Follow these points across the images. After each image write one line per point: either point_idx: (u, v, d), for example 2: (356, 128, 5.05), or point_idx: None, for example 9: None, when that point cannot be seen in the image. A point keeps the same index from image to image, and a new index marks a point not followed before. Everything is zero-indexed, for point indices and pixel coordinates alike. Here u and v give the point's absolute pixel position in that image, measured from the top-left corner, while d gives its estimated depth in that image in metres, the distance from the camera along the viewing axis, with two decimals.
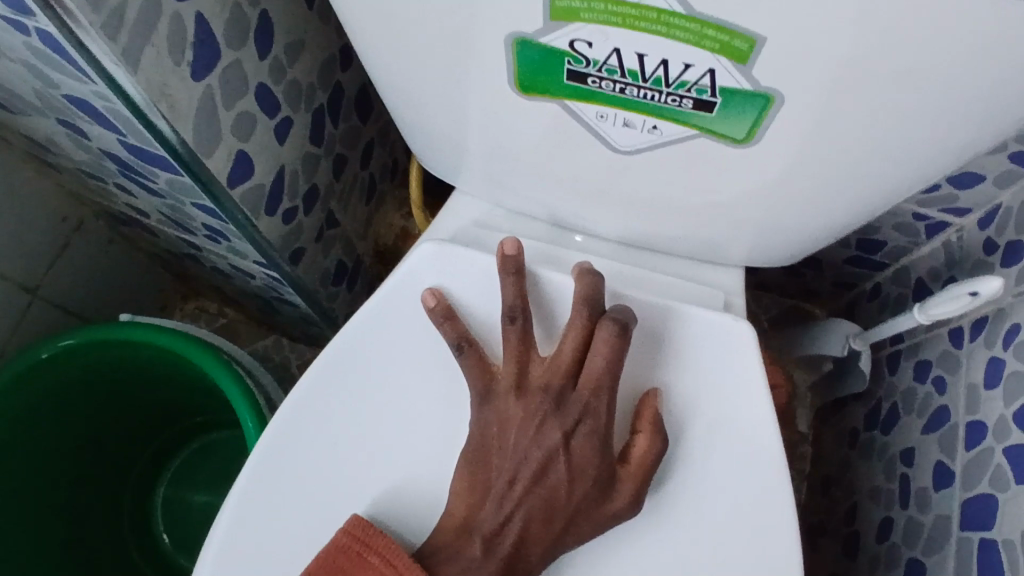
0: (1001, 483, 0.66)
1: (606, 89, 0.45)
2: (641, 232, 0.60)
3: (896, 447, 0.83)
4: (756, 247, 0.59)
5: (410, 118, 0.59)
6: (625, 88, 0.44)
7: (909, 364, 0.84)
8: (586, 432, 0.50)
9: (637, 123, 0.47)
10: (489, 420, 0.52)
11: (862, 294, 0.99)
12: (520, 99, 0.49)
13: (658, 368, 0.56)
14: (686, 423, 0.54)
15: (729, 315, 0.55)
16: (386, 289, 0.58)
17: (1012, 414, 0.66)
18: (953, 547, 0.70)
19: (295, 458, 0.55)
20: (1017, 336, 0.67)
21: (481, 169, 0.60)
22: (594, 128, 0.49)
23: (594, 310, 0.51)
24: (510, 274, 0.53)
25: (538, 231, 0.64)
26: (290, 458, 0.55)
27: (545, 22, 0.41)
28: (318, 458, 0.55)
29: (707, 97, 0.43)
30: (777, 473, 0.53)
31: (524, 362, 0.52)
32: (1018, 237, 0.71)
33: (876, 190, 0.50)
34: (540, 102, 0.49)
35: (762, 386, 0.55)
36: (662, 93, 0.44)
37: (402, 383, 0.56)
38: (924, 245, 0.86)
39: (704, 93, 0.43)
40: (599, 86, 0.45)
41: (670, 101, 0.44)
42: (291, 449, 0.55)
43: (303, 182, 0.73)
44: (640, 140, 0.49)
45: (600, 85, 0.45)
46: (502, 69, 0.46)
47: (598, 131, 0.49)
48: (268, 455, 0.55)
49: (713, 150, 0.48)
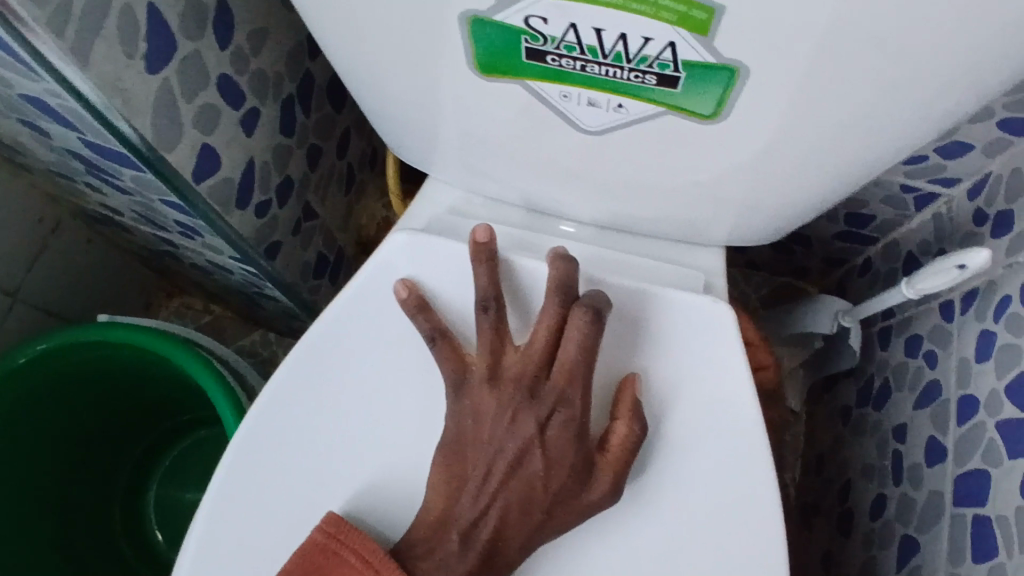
0: (994, 458, 0.64)
1: (566, 67, 0.43)
2: (617, 215, 0.59)
3: (888, 424, 0.82)
4: (736, 225, 0.58)
5: (377, 104, 0.57)
6: (586, 65, 0.43)
7: (900, 339, 0.83)
8: (561, 422, 0.49)
9: (602, 102, 0.46)
10: (464, 413, 0.51)
11: (852, 269, 0.97)
12: (482, 80, 0.47)
13: (636, 353, 0.54)
14: (666, 409, 0.53)
15: (708, 297, 0.54)
16: (357, 281, 0.56)
17: (1004, 387, 0.65)
18: (946, 523, 0.69)
19: (270, 457, 0.54)
20: (1008, 309, 0.66)
21: (452, 155, 0.59)
22: (559, 109, 0.48)
23: (567, 297, 0.50)
24: (483, 262, 0.52)
25: (513, 217, 0.62)
26: (264, 457, 0.54)
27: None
28: (292, 456, 0.54)
29: (670, 72, 0.42)
30: (760, 455, 0.52)
31: (498, 352, 0.51)
32: (1008, 207, 0.69)
33: (857, 163, 0.48)
34: (503, 82, 0.47)
35: (744, 368, 0.54)
36: (624, 70, 0.42)
37: (376, 377, 0.55)
38: (914, 217, 0.84)
39: (667, 68, 0.41)
40: (559, 64, 0.43)
41: (633, 78, 0.43)
42: (264, 448, 0.54)
43: (276, 175, 0.72)
44: (607, 120, 0.47)
45: (560, 63, 0.43)
46: (460, 47, 0.45)
47: (563, 111, 0.48)
48: (242, 456, 0.54)
49: (685, 128, 0.46)
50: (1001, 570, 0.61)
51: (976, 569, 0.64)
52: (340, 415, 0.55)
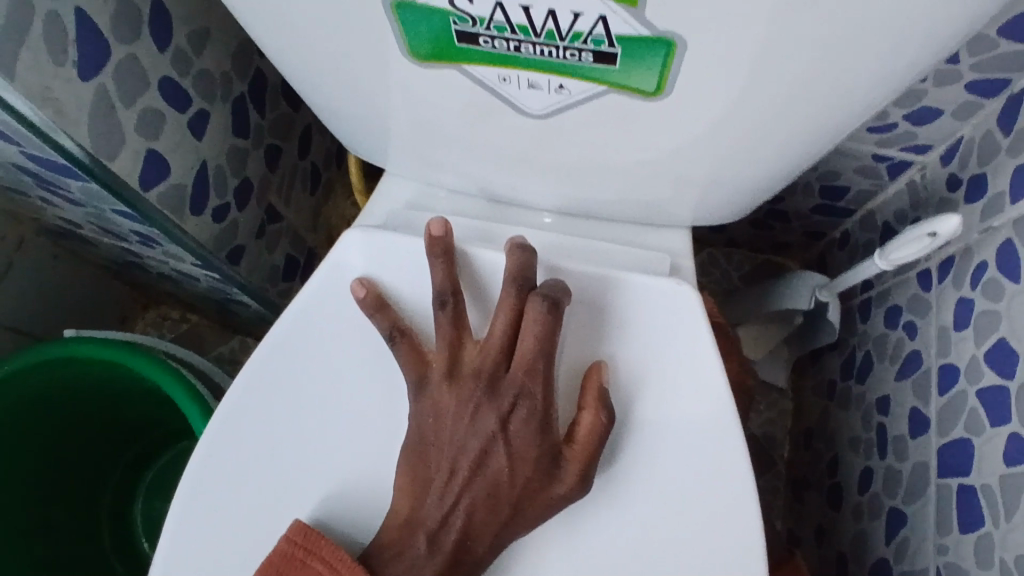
0: (977, 426, 0.63)
1: (500, 48, 0.42)
2: (577, 200, 0.58)
3: (872, 397, 0.81)
4: (697, 205, 0.57)
5: (323, 102, 0.56)
6: (519, 45, 0.41)
7: (880, 310, 0.82)
8: (523, 416, 0.47)
9: (541, 83, 0.44)
10: (425, 412, 0.49)
11: (831, 242, 0.96)
12: (416, 66, 0.46)
13: (601, 340, 0.53)
14: (634, 396, 0.52)
15: (672, 280, 0.53)
16: (312, 284, 0.55)
17: (984, 353, 0.63)
18: (932, 493, 0.68)
19: (233, 468, 0.52)
20: (985, 274, 0.65)
21: (405, 148, 0.57)
22: (500, 93, 0.46)
23: (525, 286, 0.48)
24: (439, 256, 0.51)
25: (471, 208, 0.61)
26: (226, 469, 0.52)
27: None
28: (256, 466, 0.53)
29: (606, 48, 0.40)
30: (732, 439, 0.51)
31: (457, 347, 0.49)
32: (980, 170, 0.68)
33: (808, 135, 0.47)
34: (439, 68, 0.46)
35: (712, 349, 0.52)
36: (559, 48, 0.41)
37: (336, 380, 0.54)
38: (888, 186, 0.83)
39: (602, 44, 0.40)
40: (493, 46, 0.42)
41: (569, 55, 0.42)
42: (227, 458, 0.53)
43: (232, 179, 0.71)
44: (549, 102, 0.46)
45: (493, 44, 0.42)
46: (391, 32, 0.43)
47: (505, 95, 0.46)
48: (205, 469, 0.52)
49: (633, 105, 0.45)
50: (988, 540, 0.60)
51: (963, 540, 0.63)
52: (302, 422, 0.53)
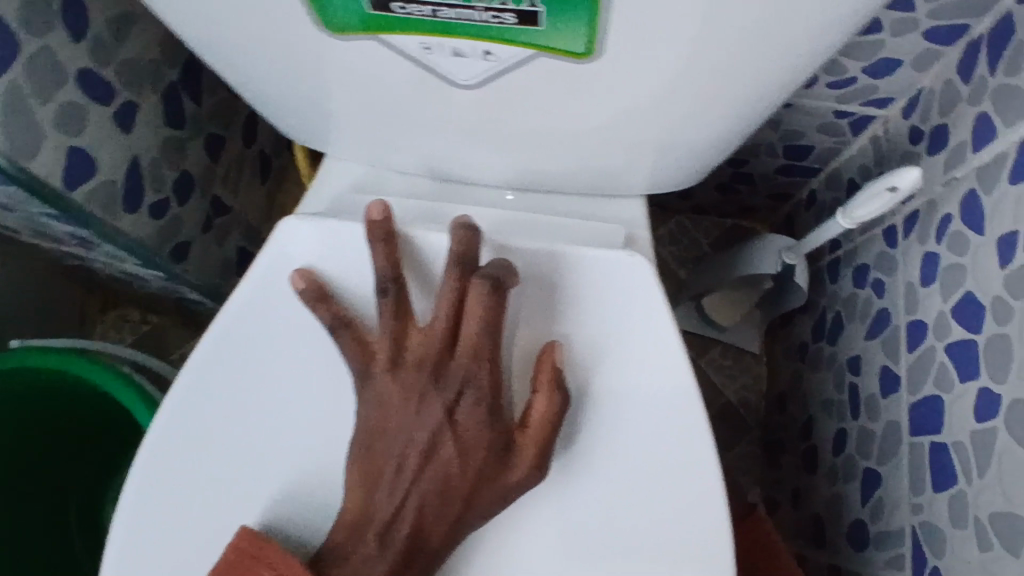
0: (946, 382, 0.62)
1: (417, 14, 0.39)
2: (524, 173, 0.55)
3: (843, 357, 0.79)
4: (650, 173, 0.55)
5: (254, 90, 0.53)
6: (436, 10, 0.39)
7: (848, 270, 0.80)
8: (471, 403, 0.45)
9: (468, 50, 0.42)
10: (369, 405, 0.46)
11: (799, 203, 0.95)
12: (336, 40, 0.44)
13: (555, 319, 0.51)
14: (590, 375, 0.50)
15: (624, 252, 0.51)
16: (252, 276, 0.52)
17: (952, 308, 0.62)
18: (905, 452, 0.67)
19: (181, 468, 0.50)
20: (950, 227, 0.64)
21: (343, 129, 0.55)
22: (426, 61, 0.44)
23: (467, 267, 0.46)
24: (379, 240, 0.48)
25: (415, 187, 0.58)
26: (174, 469, 0.50)
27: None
28: (200, 467, 0.50)
29: (528, 8, 0.38)
30: (693, 413, 0.49)
31: (400, 335, 0.46)
32: (942, 121, 0.67)
33: (755, 95, 0.45)
34: (360, 41, 0.43)
35: (672, 325, 0.51)
36: (478, 11, 0.38)
37: (281, 377, 0.51)
38: (852, 143, 0.81)
39: (522, 4, 0.38)
40: (410, 12, 0.39)
41: (490, 19, 0.39)
42: (170, 457, 0.50)
43: (170, 173, 0.68)
44: (479, 70, 0.44)
45: (409, 10, 0.39)
46: (300, 4, 0.41)
47: (431, 63, 0.44)
48: (153, 470, 0.50)
49: (573, 68, 0.42)
50: (961, 497, 0.59)
51: (937, 499, 0.62)
52: (249, 419, 0.51)
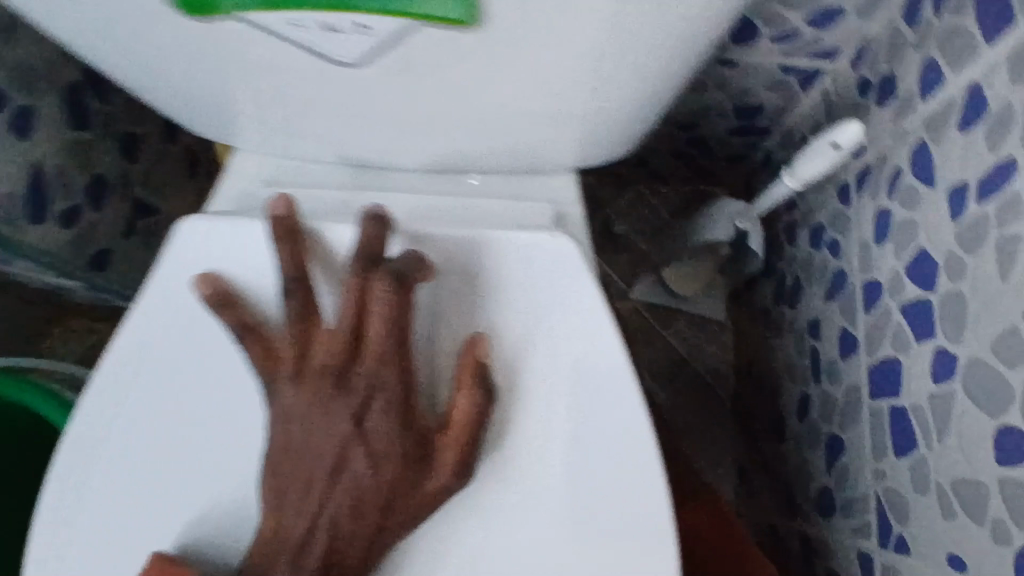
0: (902, 343, 0.60)
1: None
2: (441, 154, 0.52)
3: (803, 322, 0.77)
4: (575, 146, 0.51)
5: (143, 84, 0.49)
6: None
7: (805, 231, 0.77)
8: (381, 409, 0.42)
9: (341, 25, 0.39)
10: (275, 417, 0.43)
11: (756, 165, 0.91)
12: (194, 20, 0.41)
13: (477, 309, 0.48)
14: (516, 366, 0.47)
15: (545, 232, 0.48)
16: (152, 280, 0.49)
17: (905, 267, 0.59)
18: (866, 417, 0.65)
19: (103, 480, 0.48)
20: (900, 181, 0.61)
21: (243, 119, 0.51)
22: (300, 38, 0.41)
23: (370, 261, 0.43)
24: (284, 241, 0.44)
25: (329, 175, 0.55)
26: (96, 482, 0.48)
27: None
28: (143, 474, 0.48)
29: None
30: (627, 399, 0.46)
31: (305, 339, 0.43)
32: (890, 70, 0.63)
33: (671, 55, 0.42)
34: (223, 20, 0.40)
35: (605, 312, 0.47)
36: None
37: (194, 387, 0.49)
38: (803, 99, 0.78)
39: None
40: None
41: None
42: (110, 460, 0.48)
43: (78, 178, 0.64)
44: (359, 46, 0.41)
45: None
46: None
47: (306, 40, 0.41)
48: (72, 483, 0.48)
49: (466, 34, 0.39)
50: (922, 463, 0.56)
51: (899, 466, 0.59)
52: (172, 428, 0.48)
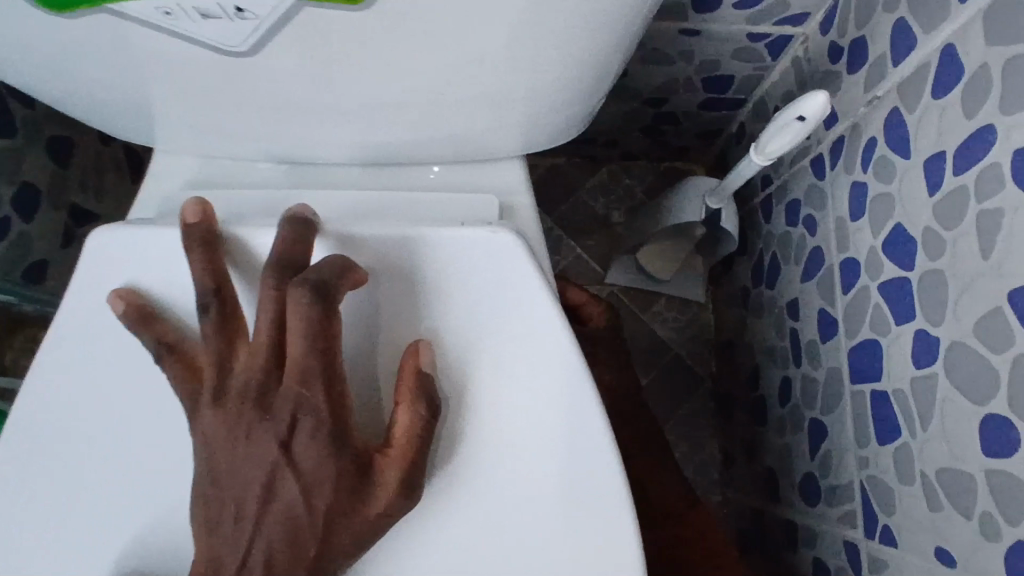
0: (882, 324, 0.56)
1: None
2: (373, 146, 0.48)
3: (782, 302, 0.73)
4: (519, 131, 0.48)
5: (44, 87, 0.45)
6: None
7: (781, 207, 0.74)
8: (308, 432, 0.38)
9: (219, 10, 0.35)
10: (197, 446, 0.40)
11: (729, 138, 0.88)
12: (65, 17, 0.37)
13: (416, 314, 0.44)
14: (461, 375, 0.44)
15: (485, 228, 0.44)
16: (70, 296, 0.45)
17: (882, 244, 0.56)
18: (847, 402, 0.62)
19: (100, 474, 0.44)
20: (875, 152, 0.57)
21: (161, 119, 0.47)
22: (179, 29, 0.37)
23: (287, 272, 0.39)
24: (195, 246, 0.41)
25: (260, 176, 0.51)
26: (93, 476, 0.44)
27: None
28: (141, 476, 0.44)
29: None
30: (580, 404, 0.43)
31: (224, 361, 0.40)
32: (859, 34, 0.59)
33: (607, 27, 0.38)
34: (90, 13, 0.37)
35: (553, 311, 0.44)
36: None
37: (121, 411, 0.45)
38: (773, 67, 0.74)
39: None
40: None
41: None
42: (105, 457, 0.44)
43: (5, 189, 0.60)
44: (248, 29, 0.37)
45: None
46: None
47: (186, 31, 0.37)
48: (72, 474, 0.44)
49: (378, 13, 0.35)
50: (906, 450, 0.54)
51: (882, 452, 0.57)
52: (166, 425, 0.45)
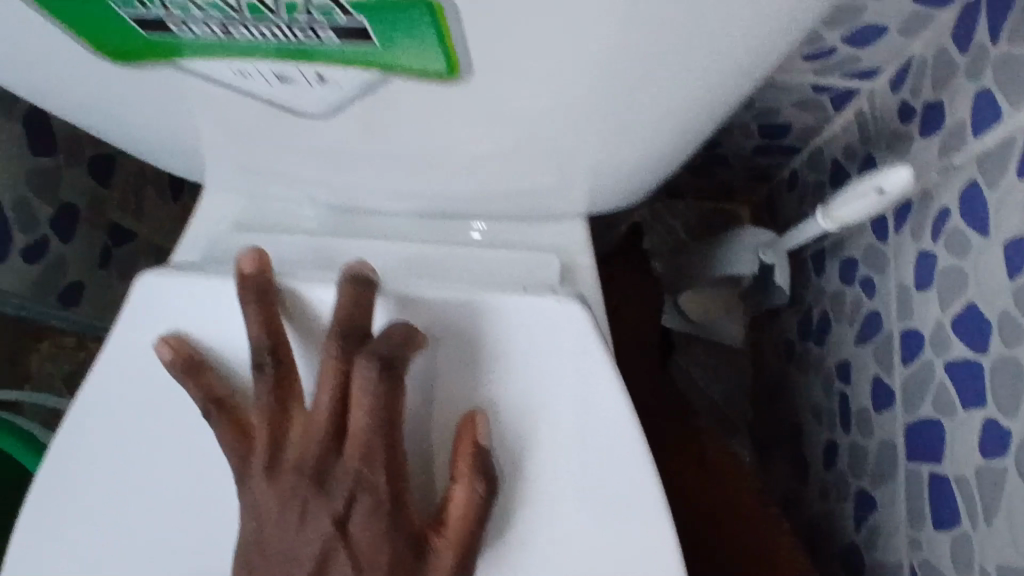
0: (946, 406, 0.54)
1: (209, 35, 0.33)
2: (432, 199, 0.46)
3: (832, 362, 0.71)
4: (586, 194, 0.46)
5: (98, 123, 0.44)
6: (230, 30, 0.32)
7: (835, 263, 0.71)
8: (364, 513, 0.37)
9: (295, 75, 0.35)
10: (247, 513, 0.39)
11: (781, 184, 0.85)
12: (133, 71, 0.37)
13: (476, 381, 0.43)
14: (520, 449, 0.42)
15: (551, 297, 0.43)
16: (108, 345, 0.44)
17: (951, 319, 0.54)
18: (901, 479, 0.60)
19: (118, 530, 0.43)
20: (948, 222, 0.55)
21: (217, 159, 0.46)
22: (255, 92, 0.37)
23: (351, 341, 0.38)
24: (251, 298, 0.40)
25: (310, 222, 0.50)
26: (109, 531, 0.43)
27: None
28: (158, 537, 0.43)
29: (342, 19, 0.31)
30: (643, 488, 0.41)
31: (280, 429, 0.39)
32: (935, 96, 0.57)
33: (696, 103, 0.36)
34: (162, 68, 0.37)
35: (618, 388, 0.42)
36: (283, 28, 0.31)
37: (164, 461, 0.43)
38: (835, 119, 0.72)
39: (333, 14, 0.30)
40: (201, 34, 0.33)
41: (303, 37, 0.32)
42: (123, 515, 0.43)
43: (43, 210, 0.59)
44: (324, 95, 0.37)
45: (195, 31, 0.32)
46: (67, 32, 0.34)
47: (263, 94, 0.38)
48: (91, 525, 0.43)
49: (462, 81, 0.34)
50: (967, 541, 0.51)
51: (939, 537, 0.54)
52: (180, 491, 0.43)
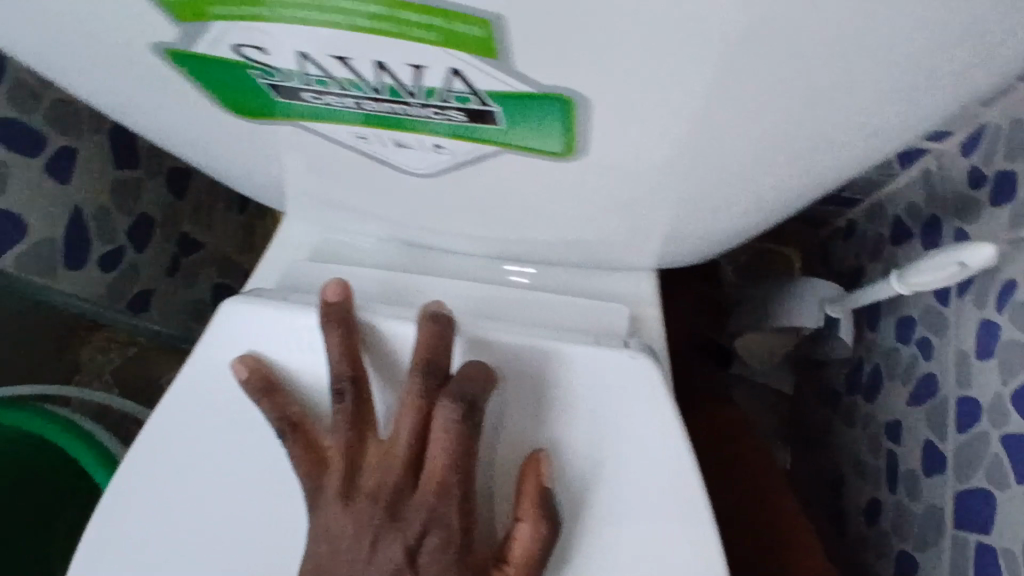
0: (1000, 478, 0.54)
1: (340, 105, 0.34)
2: (507, 245, 0.47)
3: (882, 418, 0.71)
4: (661, 251, 0.46)
5: (193, 153, 0.46)
6: (363, 103, 0.33)
7: (891, 319, 0.71)
8: (435, 548, 0.38)
9: (414, 142, 0.36)
10: (317, 539, 0.40)
11: (836, 233, 0.85)
12: (247, 123, 0.39)
13: (544, 425, 0.44)
14: (584, 495, 0.43)
15: (625, 352, 0.44)
16: (191, 364, 0.46)
17: (1011, 392, 0.53)
18: (946, 545, 0.59)
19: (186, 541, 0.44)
20: (1014, 296, 0.54)
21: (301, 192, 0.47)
22: (369, 152, 0.39)
23: (434, 378, 0.40)
24: (334, 325, 0.41)
25: (387, 256, 0.51)
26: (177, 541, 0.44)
27: (210, 29, 0.30)
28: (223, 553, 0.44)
29: (477, 106, 0.32)
30: (704, 548, 0.41)
31: (356, 457, 0.40)
32: (1008, 166, 0.57)
33: (785, 184, 0.37)
34: (278, 125, 0.38)
35: (685, 446, 0.43)
36: (415, 106, 0.33)
37: (238, 478, 0.45)
38: (900, 175, 0.71)
39: (468, 101, 0.32)
40: (333, 104, 0.34)
41: (432, 114, 0.33)
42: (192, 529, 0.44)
43: (120, 217, 0.62)
44: (437, 160, 0.38)
45: (328, 101, 0.34)
46: (195, 88, 0.36)
47: (376, 154, 0.39)
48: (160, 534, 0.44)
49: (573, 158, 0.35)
50: None
51: None
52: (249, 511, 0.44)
